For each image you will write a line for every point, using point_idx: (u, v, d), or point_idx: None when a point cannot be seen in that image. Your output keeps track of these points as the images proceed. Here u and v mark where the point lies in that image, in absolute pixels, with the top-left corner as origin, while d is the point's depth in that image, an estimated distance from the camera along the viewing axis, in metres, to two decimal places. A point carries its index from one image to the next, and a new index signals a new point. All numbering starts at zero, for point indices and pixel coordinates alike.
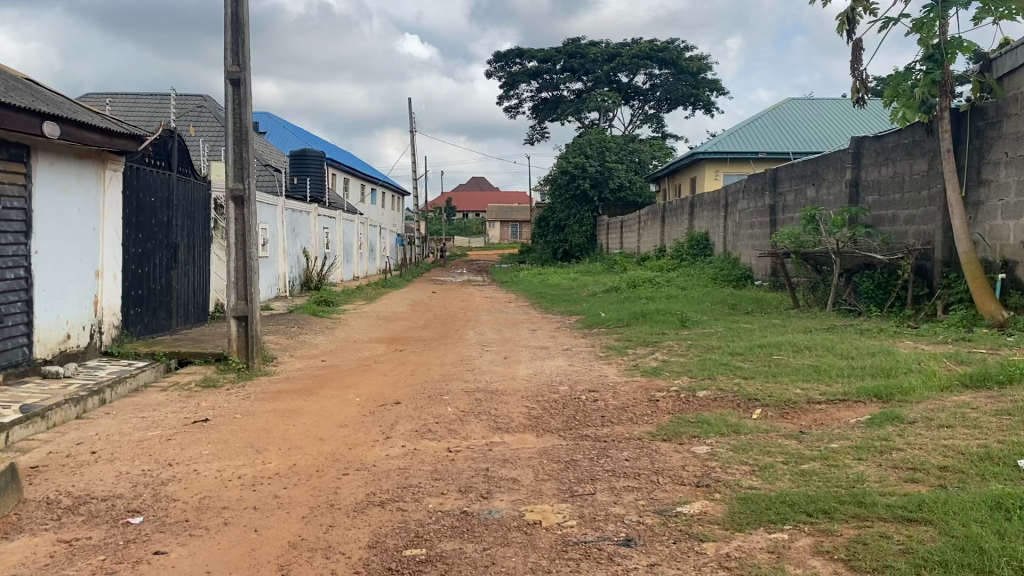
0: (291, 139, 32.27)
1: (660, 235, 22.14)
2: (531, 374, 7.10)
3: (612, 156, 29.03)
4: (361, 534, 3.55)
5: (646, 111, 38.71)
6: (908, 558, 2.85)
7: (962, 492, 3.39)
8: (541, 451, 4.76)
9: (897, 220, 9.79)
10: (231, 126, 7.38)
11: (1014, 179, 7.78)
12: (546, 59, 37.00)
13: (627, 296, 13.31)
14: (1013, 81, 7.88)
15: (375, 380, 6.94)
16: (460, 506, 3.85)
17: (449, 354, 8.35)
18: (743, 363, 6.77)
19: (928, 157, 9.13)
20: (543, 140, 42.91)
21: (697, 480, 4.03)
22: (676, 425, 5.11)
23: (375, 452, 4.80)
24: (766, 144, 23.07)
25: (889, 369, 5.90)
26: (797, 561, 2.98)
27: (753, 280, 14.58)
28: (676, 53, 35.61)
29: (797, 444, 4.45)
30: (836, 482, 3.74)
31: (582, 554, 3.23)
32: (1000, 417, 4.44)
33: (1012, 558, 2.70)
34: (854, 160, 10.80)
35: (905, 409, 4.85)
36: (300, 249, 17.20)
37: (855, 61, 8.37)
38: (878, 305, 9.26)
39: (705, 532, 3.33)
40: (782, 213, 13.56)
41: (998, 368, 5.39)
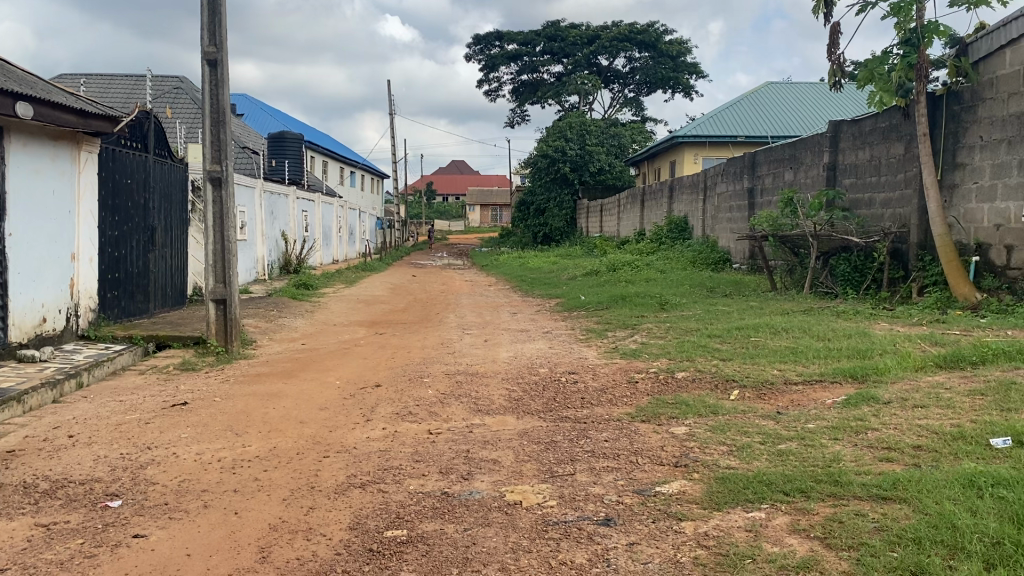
0: (268, 121, 32.01)
1: (640, 219, 22.13)
2: (512, 357, 7.12)
3: (593, 139, 28.98)
4: (342, 516, 3.56)
5: (625, 95, 38.70)
6: (883, 535, 2.91)
7: (936, 471, 3.46)
8: (522, 433, 4.79)
9: (873, 203, 9.89)
10: (209, 107, 7.29)
11: (988, 164, 7.88)
12: (525, 41, 36.82)
13: (606, 279, 13.36)
14: (988, 66, 7.94)
15: (355, 364, 6.93)
16: (441, 487, 3.87)
17: (429, 337, 8.34)
18: (721, 345, 6.81)
19: (905, 141, 9.19)
20: (523, 123, 42.71)
21: (675, 460, 4.07)
22: (655, 406, 5.15)
23: (355, 435, 4.79)
24: (745, 127, 23.13)
25: (864, 350, 5.97)
26: (774, 539, 3.02)
27: (730, 263, 14.69)
28: (656, 36, 35.61)
29: (773, 424, 4.50)
30: (813, 461, 3.79)
31: (562, 534, 3.26)
32: (974, 397, 4.52)
33: (983, 534, 2.76)
34: (831, 144, 10.86)
35: (881, 390, 4.91)
36: (278, 233, 17.04)
37: (832, 45, 8.40)
38: (854, 288, 9.38)
39: (683, 512, 3.37)
40: (760, 196, 13.64)
41: (972, 349, 5.47)
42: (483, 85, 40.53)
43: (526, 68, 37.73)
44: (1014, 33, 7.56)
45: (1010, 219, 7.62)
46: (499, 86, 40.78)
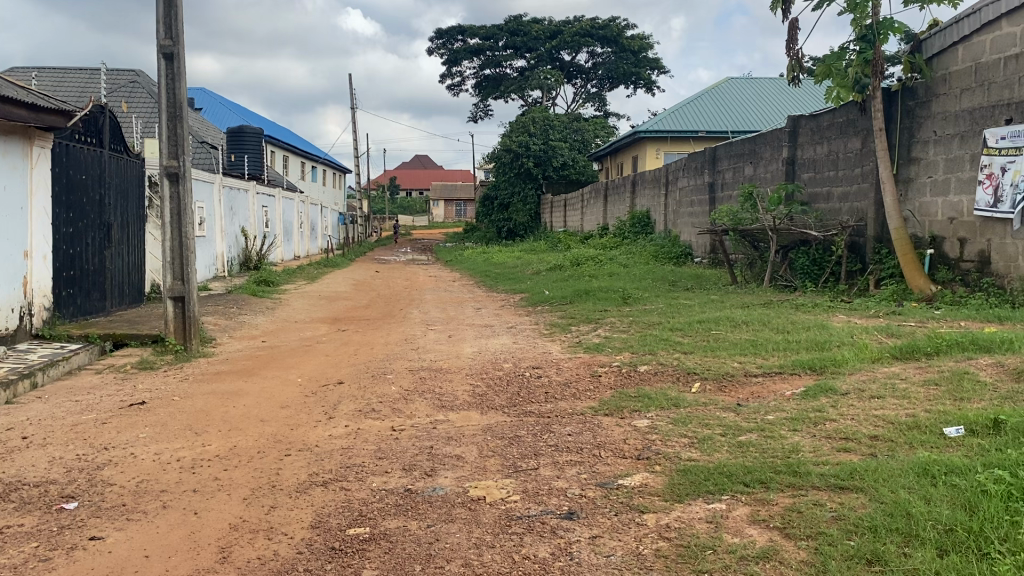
0: (227, 116, 31.57)
1: (603, 213, 22.23)
2: (476, 352, 7.11)
3: (556, 134, 29.14)
4: (304, 514, 3.52)
5: (588, 90, 38.80)
6: (840, 524, 2.95)
7: (892, 460, 3.52)
8: (485, 428, 4.78)
9: (831, 197, 10.03)
10: (165, 101, 7.16)
11: (942, 158, 8.03)
12: (487, 36, 36.68)
13: (571, 274, 13.39)
14: (941, 62, 8.07)
15: (318, 361, 6.87)
16: (404, 484, 3.85)
17: (393, 333, 8.30)
18: (683, 338, 6.88)
19: (862, 136, 9.33)
20: (487, 118, 42.59)
21: (637, 453, 4.10)
22: (618, 399, 5.19)
23: (317, 433, 4.75)
24: (706, 122, 23.34)
25: (823, 342, 6.06)
26: (734, 530, 3.06)
27: (691, 257, 14.83)
28: (617, 31, 35.74)
29: (734, 416, 4.56)
30: (772, 452, 3.84)
31: (525, 529, 3.26)
32: (928, 387, 4.61)
33: (937, 522, 2.82)
34: (790, 139, 10.99)
35: (839, 381, 5.00)
36: (238, 229, 16.85)
37: (790, 41, 8.49)
38: (813, 281, 9.52)
39: (645, 504, 3.40)
40: (720, 190, 13.77)
41: (927, 340, 5.58)
42: (446, 80, 40.29)
43: (489, 63, 37.59)
44: (966, 30, 7.69)
45: (962, 213, 7.79)
46: (462, 81, 40.58)
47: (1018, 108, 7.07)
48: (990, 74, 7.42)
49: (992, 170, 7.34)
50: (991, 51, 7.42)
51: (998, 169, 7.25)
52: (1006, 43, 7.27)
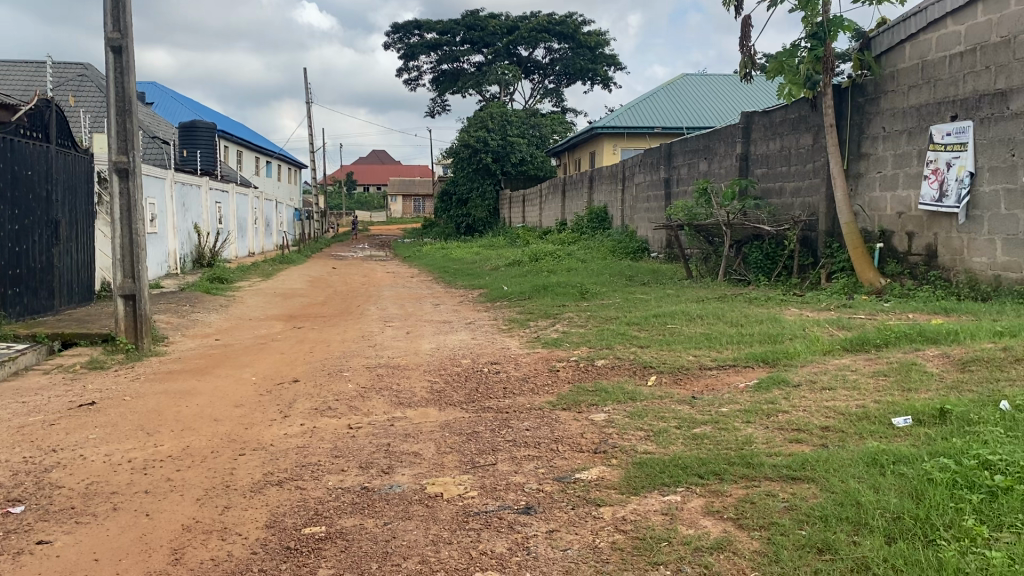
0: (180, 110, 31.02)
1: (562, 209, 22.30)
2: (434, 348, 7.08)
3: (514, 130, 29.14)
4: (259, 514, 3.49)
5: (545, 85, 38.85)
6: (792, 514, 3.00)
7: (842, 450, 3.58)
8: (443, 424, 4.77)
9: (784, 192, 10.18)
10: (113, 96, 7.01)
11: (891, 154, 8.21)
12: (444, 30, 36.47)
13: (529, 269, 13.42)
14: (889, 59, 8.23)
15: (272, 358, 6.79)
16: (361, 482, 3.83)
17: (349, 330, 8.23)
18: (639, 332, 6.94)
19: (813, 132, 9.48)
20: (444, 113, 42.41)
21: (595, 446, 4.13)
22: (575, 393, 5.21)
23: (272, 431, 4.70)
24: (662, 119, 23.53)
25: (775, 335, 6.16)
26: (689, 521, 3.09)
27: (648, 252, 14.95)
28: (574, 27, 35.84)
29: (689, 409, 4.61)
30: (726, 444, 3.89)
31: (483, 524, 3.27)
32: (877, 378, 4.71)
33: (886, 510, 2.88)
34: (744, 135, 11.13)
35: (791, 373, 5.08)
36: (190, 225, 16.56)
37: (743, 38, 8.59)
38: (766, 275, 9.67)
39: (602, 497, 3.42)
40: (676, 185, 13.89)
41: (876, 333, 5.69)
42: (403, 75, 40.02)
43: (446, 58, 37.41)
44: (912, 28, 7.85)
45: (910, 208, 7.97)
46: (419, 75, 40.34)
47: (963, 105, 7.24)
48: (936, 71, 7.59)
49: (937, 165, 7.53)
50: (936, 49, 7.58)
51: (944, 165, 7.44)
52: (950, 41, 7.43)
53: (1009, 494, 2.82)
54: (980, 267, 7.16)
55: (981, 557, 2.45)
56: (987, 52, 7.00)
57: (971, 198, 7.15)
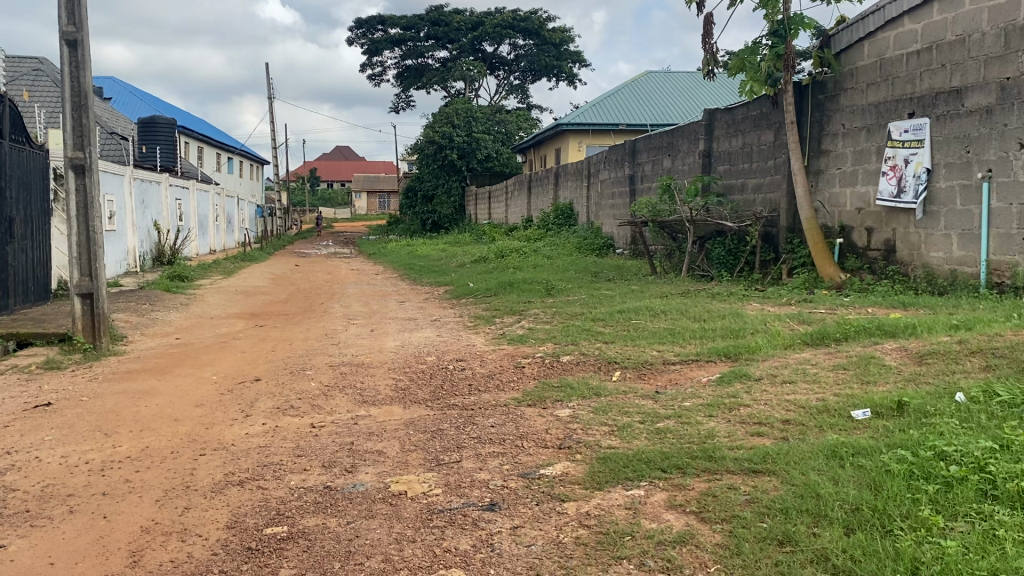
0: (139, 106, 30.53)
1: (527, 206, 22.32)
2: (399, 346, 7.05)
3: (479, 126, 29.09)
4: (219, 514, 3.44)
5: (510, 82, 38.85)
6: (753, 507, 3.03)
7: (802, 443, 3.63)
8: (408, 422, 4.74)
9: (746, 188, 10.28)
10: (69, 90, 6.86)
11: (850, 151, 8.32)
12: (408, 26, 36.27)
13: (495, 266, 13.41)
14: (849, 57, 8.34)
15: (234, 357, 6.71)
16: (324, 481, 3.79)
17: (313, 328, 8.16)
18: (604, 328, 6.96)
19: (775, 129, 9.58)
20: (409, 109, 42.21)
21: (559, 442, 4.13)
22: (541, 389, 5.21)
23: (234, 431, 4.64)
24: (626, 115, 23.64)
25: (738, 330, 6.22)
26: (652, 515, 3.11)
27: (613, 248, 15.01)
28: (539, 23, 35.88)
29: (653, 404, 4.63)
30: (688, 438, 3.92)
31: (447, 522, 3.25)
32: (837, 371, 4.78)
33: (844, 502, 2.92)
34: (707, 132, 11.21)
35: (753, 367, 5.13)
36: (150, 222, 16.31)
37: (705, 35, 8.65)
38: (729, 271, 9.76)
39: (566, 493, 3.42)
40: (640, 182, 13.97)
41: (836, 327, 5.77)
42: (367, 70, 39.75)
43: (410, 53, 37.20)
44: (871, 26, 7.95)
45: (869, 204, 8.09)
46: (383, 71, 40.09)
47: (920, 103, 7.36)
48: (894, 69, 7.70)
49: (896, 162, 7.66)
50: (894, 47, 7.69)
51: (902, 161, 7.56)
52: (908, 39, 7.54)
53: (964, 484, 2.87)
54: (937, 261, 7.29)
55: (936, 547, 2.49)
56: (943, 50, 7.12)
57: (928, 193, 7.28)
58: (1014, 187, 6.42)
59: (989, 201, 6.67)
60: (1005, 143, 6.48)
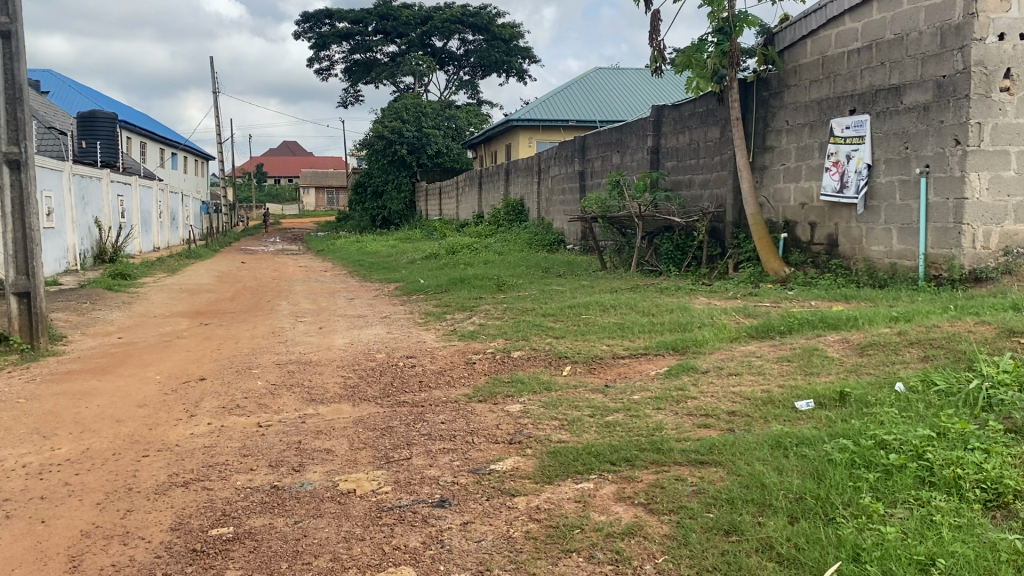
0: (78, 100, 29.72)
1: (478, 201, 22.30)
2: (347, 343, 6.99)
3: (429, 122, 28.96)
4: (163, 516, 3.37)
5: (460, 77, 38.76)
6: (700, 497, 3.07)
7: (748, 434, 3.68)
8: (357, 420, 4.71)
9: (693, 184, 10.41)
10: (2, 83, 6.66)
11: (794, 147, 8.49)
12: (356, 20, 35.88)
13: (445, 262, 13.36)
14: (792, 55, 8.50)
15: (178, 356, 6.58)
16: (270, 481, 3.74)
17: (260, 326, 8.04)
18: (555, 323, 6.99)
19: (720, 125, 9.72)
20: (358, 104, 41.83)
21: (510, 437, 4.14)
22: (492, 384, 5.21)
23: (178, 431, 4.55)
24: (575, 112, 23.79)
25: (686, 323, 6.30)
26: (601, 508, 3.13)
27: (564, 244, 15.07)
28: (488, 19, 35.90)
29: (602, 397, 4.67)
30: (637, 431, 3.96)
31: (396, 519, 3.23)
32: (781, 363, 4.87)
33: (789, 490, 2.97)
34: (655, 128, 11.33)
35: (699, 360, 5.20)
36: (90, 219, 15.90)
37: (653, 32, 8.73)
38: (677, 265, 9.87)
39: (516, 487, 3.43)
40: (590, 178, 14.06)
41: (781, 320, 5.87)
42: (315, 65, 39.30)
43: (359, 48, 36.86)
44: (813, 25, 8.11)
45: (812, 199, 8.26)
46: (331, 66, 39.64)
47: (861, 100, 7.53)
48: (835, 67, 7.87)
49: (838, 158, 7.83)
50: (835, 45, 7.85)
51: (844, 157, 7.74)
52: (848, 37, 7.70)
53: (903, 471, 2.94)
54: (878, 255, 7.46)
55: (877, 533, 2.55)
56: (882, 48, 7.28)
57: (869, 189, 7.46)
58: (950, 182, 6.60)
59: (926, 196, 6.85)
60: (942, 140, 6.66)
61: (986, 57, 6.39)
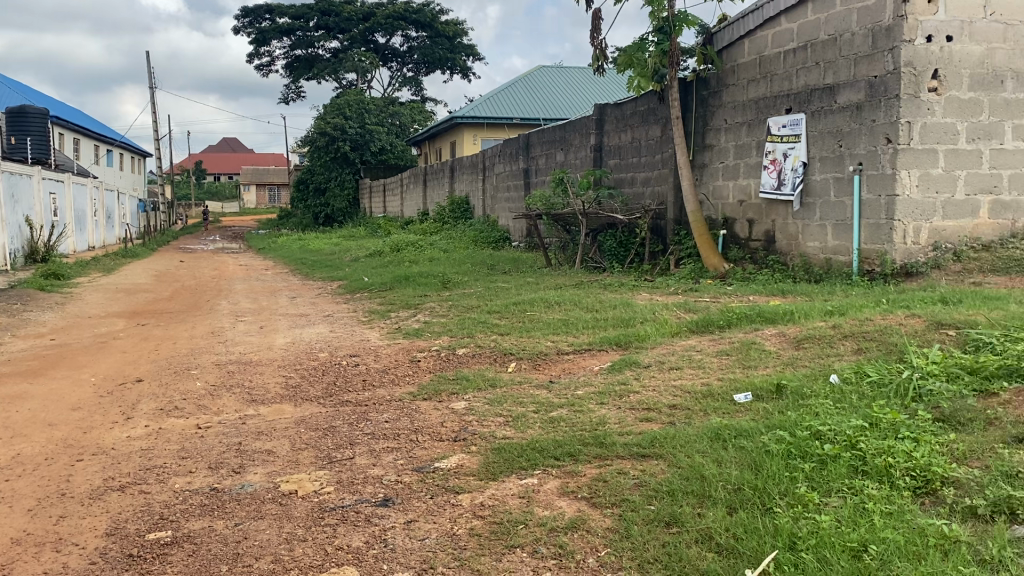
0: (7, 94, 28.74)
1: (423, 198, 22.20)
2: (289, 342, 6.91)
3: (372, 118, 28.69)
4: (98, 522, 3.30)
5: (404, 74, 38.52)
6: (642, 490, 3.12)
7: (689, 427, 3.75)
8: (299, 420, 4.66)
9: (636, 181, 10.54)
10: None
11: (732, 145, 8.64)
12: (297, 15, 35.31)
13: (389, 260, 13.27)
14: (730, 54, 8.66)
15: (114, 358, 6.42)
16: (210, 483, 3.68)
17: (199, 326, 7.89)
18: (500, 320, 7.00)
19: (661, 124, 9.85)
20: (299, 100, 41.28)
21: (454, 434, 4.14)
22: (437, 382, 5.20)
23: (113, 435, 4.45)
24: (520, 109, 23.85)
25: (628, 318, 6.38)
26: (544, 503, 3.15)
27: (509, 241, 15.10)
28: (431, 16, 35.75)
29: (547, 393, 4.70)
30: (581, 425, 3.99)
31: (338, 519, 3.21)
32: (721, 357, 4.96)
33: (727, 481, 3.04)
34: (597, 126, 11.43)
35: (642, 355, 5.27)
36: (21, 217, 15.40)
37: (595, 31, 8.79)
38: (621, 262, 9.97)
39: (460, 485, 3.43)
40: (534, 175, 14.10)
41: (721, 314, 5.98)
42: (255, 60, 38.65)
43: (300, 43, 36.35)
44: (750, 25, 8.26)
45: (751, 196, 8.43)
46: (272, 61, 39.01)
47: (797, 99, 7.70)
48: (771, 66, 8.04)
49: (775, 156, 8.00)
50: (772, 45, 8.01)
51: (781, 155, 7.91)
52: (784, 38, 7.86)
53: (837, 461, 3.02)
54: (813, 251, 7.64)
55: (812, 521, 2.62)
56: (817, 49, 7.45)
57: (804, 186, 7.63)
58: (882, 179, 6.79)
59: (859, 193, 7.04)
60: (874, 138, 6.85)
61: (915, 58, 6.59)
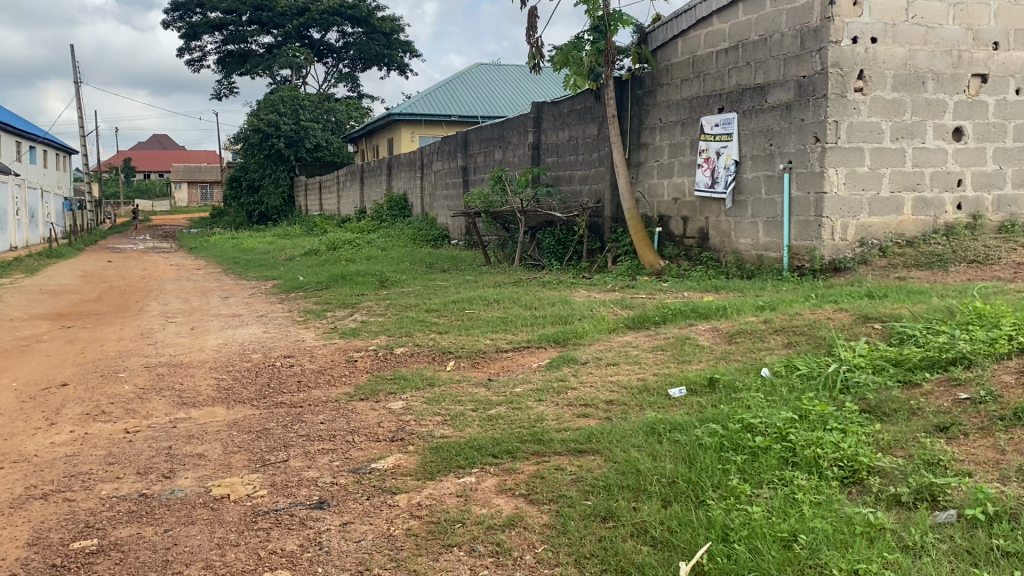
0: None
1: (360, 196, 21.97)
2: (222, 343, 6.77)
3: (307, 115, 28.26)
4: (19, 532, 3.18)
5: (340, 70, 38.07)
6: (578, 485, 3.14)
7: (625, 422, 3.78)
8: (232, 423, 4.57)
9: (573, 179, 10.61)
10: None
11: (667, 144, 8.76)
12: (229, 10, 34.61)
13: (326, 259, 13.10)
14: (664, 54, 8.78)
15: (38, 362, 6.20)
16: (138, 489, 3.59)
17: (127, 328, 7.66)
18: (438, 319, 6.97)
19: (598, 122, 9.93)
20: (232, 96, 40.46)
21: (391, 434, 4.11)
22: (374, 382, 5.16)
23: (36, 441, 4.30)
24: (458, 107, 23.78)
25: (566, 315, 6.42)
26: (482, 501, 3.15)
27: (448, 239, 15.06)
28: (367, 12, 35.40)
29: (485, 391, 4.70)
30: (519, 423, 4.00)
31: (272, 523, 3.16)
32: (656, 352, 5.03)
33: (662, 475, 3.08)
34: (535, 124, 11.47)
35: (579, 351, 5.30)
36: None
37: (531, 29, 8.81)
38: (559, 259, 10.02)
39: (397, 485, 3.41)
40: (473, 173, 14.08)
41: (657, 310, 6.05)
42: (186, 55, 37.73)
43: (232, 38, 35.62)
44: (683, 25, 8.39)
45: (685, 194, 8.56)
46: (203, 56, 38.15)
47: (728, 99, 7.85)
48: (704, 66, 8.17)
49: (708, 154, 8.13)
50: (704, 45, 8.14)
51: (714, 153, 8.05)
52: (716, 38, 8.00)
53: (768, 453, 3.09)
54: (745, 247, 7.80)
55: (744, 513, 2.67)
56: (748, 49, 7.60)
57: (736, 183, 7.79)
58: (811, 177, 6.96)
59: (789, 191, 7.20)
60: (803, 137, 7.02)
61: (842, 59, 6.77)
